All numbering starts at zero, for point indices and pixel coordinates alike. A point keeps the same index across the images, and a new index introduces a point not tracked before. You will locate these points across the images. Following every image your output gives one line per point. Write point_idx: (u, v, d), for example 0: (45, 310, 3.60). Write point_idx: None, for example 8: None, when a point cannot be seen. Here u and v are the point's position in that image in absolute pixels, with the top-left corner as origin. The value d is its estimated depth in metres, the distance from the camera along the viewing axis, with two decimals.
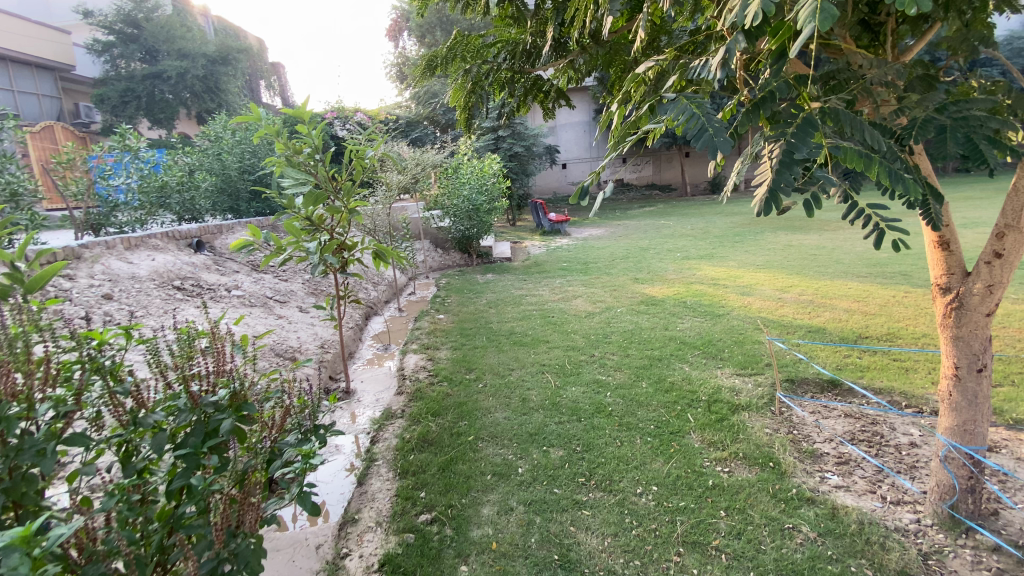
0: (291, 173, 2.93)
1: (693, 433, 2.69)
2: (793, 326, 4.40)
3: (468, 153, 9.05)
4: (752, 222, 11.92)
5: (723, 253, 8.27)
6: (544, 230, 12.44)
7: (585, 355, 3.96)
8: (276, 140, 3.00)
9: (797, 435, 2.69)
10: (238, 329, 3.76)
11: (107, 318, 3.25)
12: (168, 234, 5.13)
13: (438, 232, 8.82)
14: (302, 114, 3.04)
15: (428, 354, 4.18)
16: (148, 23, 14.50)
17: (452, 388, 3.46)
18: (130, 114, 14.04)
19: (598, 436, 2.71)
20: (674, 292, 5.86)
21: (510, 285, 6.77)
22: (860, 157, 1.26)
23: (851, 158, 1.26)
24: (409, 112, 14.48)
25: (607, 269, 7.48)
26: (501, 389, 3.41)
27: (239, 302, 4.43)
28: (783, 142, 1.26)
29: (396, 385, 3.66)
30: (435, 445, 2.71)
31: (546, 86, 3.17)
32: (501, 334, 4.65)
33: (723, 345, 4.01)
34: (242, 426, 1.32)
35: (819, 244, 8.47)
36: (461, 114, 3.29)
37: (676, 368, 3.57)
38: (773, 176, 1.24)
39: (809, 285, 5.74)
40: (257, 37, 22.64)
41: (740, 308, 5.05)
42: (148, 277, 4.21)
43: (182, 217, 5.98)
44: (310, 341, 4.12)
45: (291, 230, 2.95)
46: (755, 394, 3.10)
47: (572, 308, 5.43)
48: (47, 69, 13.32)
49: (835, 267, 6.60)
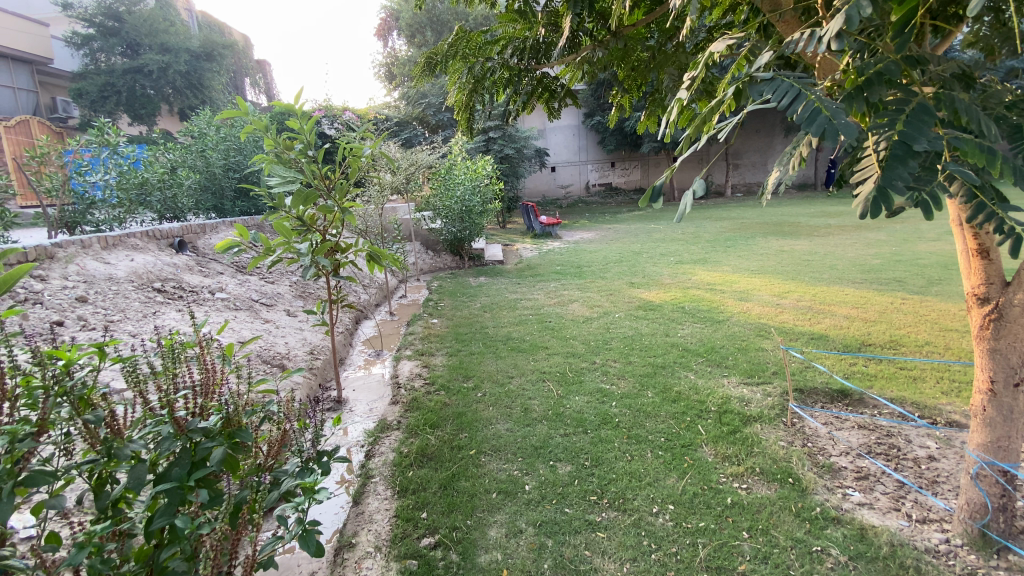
0: (280, 170, 2.74)
1: (706, 446, 2.58)
2: (796, 333, 4.33)
3: (461, 154, 8.91)
4: (741, 226, 11.98)
5: (717, 257, 8.24)
6: (535, 233, 12.33)
7: (586, 362, 3.83)
8: (265, 136, 2.82)
9: (813, 448, 2.59)
10: (223, 336, 3.56)
11: (82, 323, 3.03)
12: (148, 233, 4.89)
13: (429, 234, 8.66)
14: (291, 108, 2.85)
15: (423, 360, 4.02)
16: (130, 16, 14.11)
17: (450, 397, 3.31)
18: (110, 110, 13.65)
19: (607, 450, 2.58)
20: (672, 297, 5.77)
21: (504, 289, 6.63)
22: (983, 153, 1.22)
23: (976, 151, 1.20)
24: (398, 112, 14.29)
25: (601, 273, 7.38)
26: (502, 398, 3.27)
27: (224, 305, 4.23)
28: (896, 132, 1.18)
29: (390, 393, 3.49)
30: (435, 460, 2.55)
31: (551, 84, 3.05)
32: (497, 339, 4.50)
33: (726, 352, 3.92)
34: (236, 455, 1.15)
35: (810, 249, 8.50)
36: (461, 115, 3.16)
37: (682, 376, 3.46)
38: (882, 173, 1.17)
39: (806, 291, 5.71)
40: (243, 34, 22.29)
41: (740, 314, 4.98)
42: (126, 279, 3.99)
43: (164, 216, 5.73)
44: (299, 347, 3.94)
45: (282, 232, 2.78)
46: (765, 404, 3.00)
47: (569, 312, 5.30)
48: (22, 61, 12.87)
49: (830, 273, 6.59)
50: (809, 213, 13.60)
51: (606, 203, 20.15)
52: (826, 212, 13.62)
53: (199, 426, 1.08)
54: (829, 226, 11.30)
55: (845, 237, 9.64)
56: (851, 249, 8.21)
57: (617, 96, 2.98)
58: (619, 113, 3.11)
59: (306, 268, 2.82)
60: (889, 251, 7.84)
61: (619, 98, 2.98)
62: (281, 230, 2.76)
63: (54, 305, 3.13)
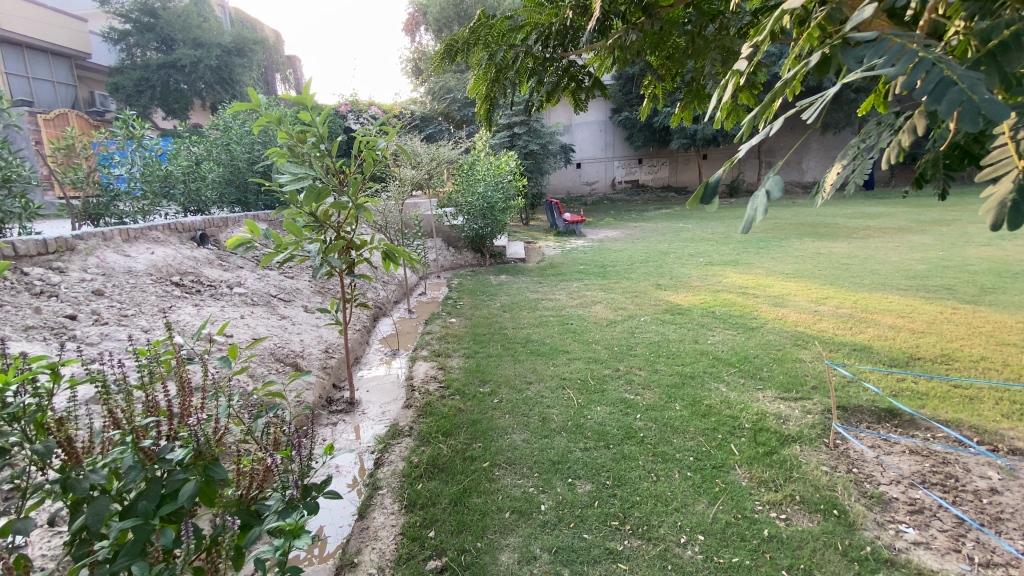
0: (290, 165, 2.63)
1: (739, 468, 2.38)
2: (835, 344, 4.05)
3: (484, 149, 8.76)
4: (774, 227, 11.51)
5: (748, 259, 7.90)
6: (559, 231, 12.12)
7: (609, 369, 3.65)
8: (278, 129, 2.72)
9: (859, 475, 2.36)
10: (237, 333, 3.50)
11: (94, 317, 2.99)
12: (170, 226, 4.89)
13: (451, 230, 8.55)
14: (304, 100, 2.73)
15: (439, 362, 3.89)
16: (165, 12, 14.38)
17: (465, 402, 3.17)
18: (145, 104, 13.99)
19: (630, 468, 2.40)
20: (701, 300, 5.52)
21: (525, 288, 6.47)
22: None
23: None
24: (423, 107, 14.24)
25: (626, 274, 7.15)
26: (519, 405, 3.11)
27: (241, 300, 4.18)
28: None
29: (404, 396, 3.37)
30: (446, 472, 2.41)
31: (579, 74, 2.87)
32: (516, 341, 4.34)
33: (760, 363, 3.68)
34: (213, 491, 1.02)
35: (849, 252, 8.07)
36: (482, 107, 3.02)
37: (712, 389, 3.24)
38: None
39: (846, 297, 5.38)
40: (274, 30, 22.64)
41: (774, 321, 4.71)
42: (145, 272, 3.96)
43: (187, 209, 5.75)
44: (315, 345, 3.85)
45: (293, 230, 2.67)
46: (804, 423, 2.78)
47: (592, 315, 5.11)
48: (62, 56, 13.26)
49: (872, 278, 6.22)
50: (846, 214, 13.02)
51: (632, 201, 19.76)
52: (864, 214, 13.01)
53: (169, 457, 0.96)
54: (868, 228, 10.76)
55: (886, 240, 9.15)
56: (894, 253, 7.76)
57: (649, 86, 2.79)
58: (651, 104, 2.92)
59: (317, 266, 2.70)
60: (935, 256, 7.38)
61: (652, 87, 2.79)
62: (291, 228, 2.65)
63: (69, 298, 3.10)
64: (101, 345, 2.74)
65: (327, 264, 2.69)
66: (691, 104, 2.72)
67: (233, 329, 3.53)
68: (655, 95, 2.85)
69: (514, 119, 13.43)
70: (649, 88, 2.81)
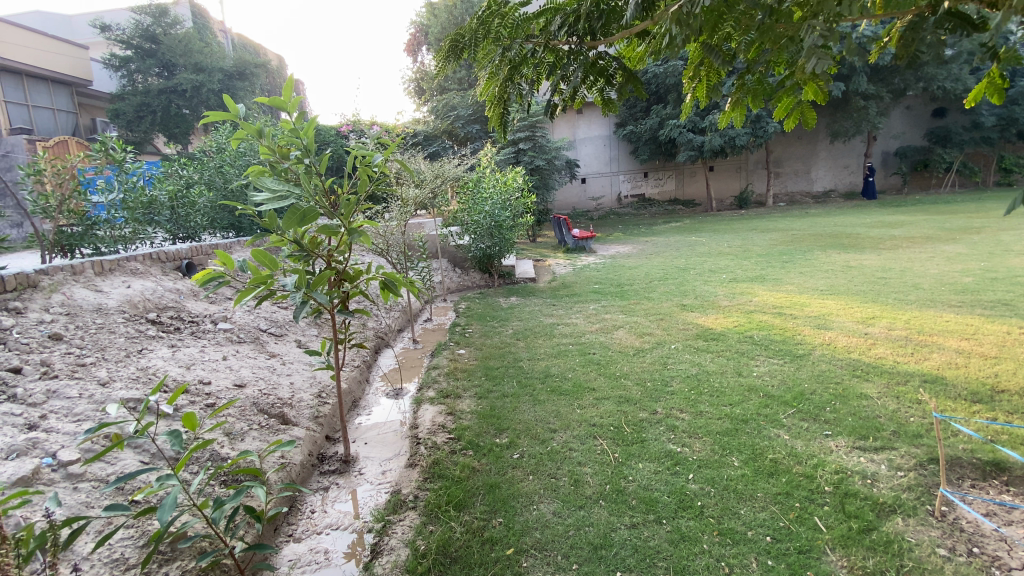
0: (266, 183, 2.14)
1: (832, 553, 1.90)
2: (901, 375, 3.55)
3: (490, 166, 8.40)
4: (793, 239, 11.04)
5: (775, 274, 7.42)
6: (568, 247, 11.65)
7: (644, 412, 3.14)
8: (260, 143, 2.30)
9: (984, 560, 1.88)
10: (216, 380, 3.05)
11: (44, 369, 2.54)
12: (151, 256, 4.48)
13: (457, 250, 8.13)
14: (285, 105, 2.26)
15: (448, 405, 3.39)
16: (166, 37, 14.27)
17: (480, 459, 2.67)
18: (145, 129, 13.85)
19: (692, 556, 1.92)
20: (734, 323, 5.02)
21: (538, 311, 6.00)
22: None
23: None
24: (426, 126, 14.02)
25: (646, 293, 6.68)
26: (546, 462, 2.62)
27: (226, 337, 3.74)
28: None
29: (407, 451, 2.88)
30: (462, 564, 1.93)
31: (609, 68, 2.44)
32: (535, 376, 3.86)
33: (821, 402, 3.16)
34: None
35: (882, 265, 7.57)
36: (493, 110, 2.63)
37: (773, 437, 2.74)
38: None
39: (896, 317, 4.87)
40: (276, 55, 22.77)
41: (823, 347, 4.18)
42: (118, 308, 3.52)
43: (174, 235, 5.33)
44: (307, 389, 3.36)
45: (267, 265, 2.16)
46: (898, 485, 2.31)
47: (616, 342, 4.63)
48: (63, 83, 13.13)
49: (916, 294, 5.72)
50: (865, 224, 12.57)
51: (640, 215, 19.36)
52: (884, 223, 12.57)
53: None
54: (893, 238, 10.26)
55: (918, 250, 8.64)
56: (932, 265, 7.26)
57: (696, 75, 2.57)
58: (693, 99, 2.74)
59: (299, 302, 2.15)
60: (978, 267, 6.88)
61: (704, 74, 2.54)
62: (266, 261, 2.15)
63: (18, 345, 2.65)
64: (47, 404, 2.31)
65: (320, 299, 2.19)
66: (755, 94, 2.46)
67: (209, 376, 3.06)
68: (705, 88, 2.59)
69: (518, 135, 13.18)
70: (695, 78, 2.60)
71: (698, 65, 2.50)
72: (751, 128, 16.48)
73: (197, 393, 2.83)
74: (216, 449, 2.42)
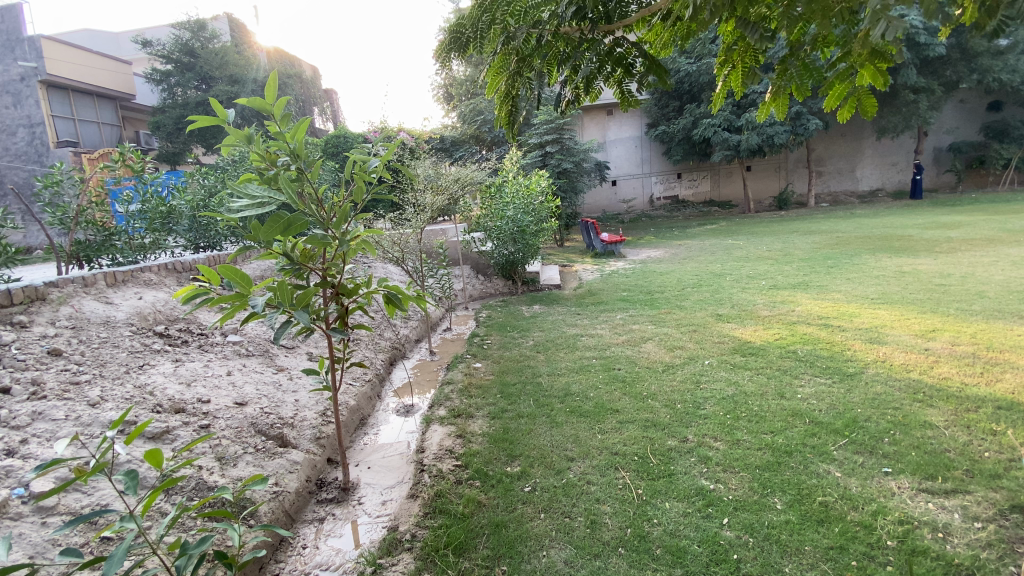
0: (249, 189, 1.97)
1: None
2: (971, 399, 3.11)
3: (514, 169, 8.19)
4: (838, 242, 10.39)
5: (820, 281, 6.90)
6: (596, 252, 11.30)
7: (672, 440, 2.84)
8: (248, 150, 2.14)
9: None
10: (216, 397, 2.91)
11: (33, 390, 2.45)
12: (166, 266, 4.44)
13: (480, 257, 7.93)
14: (268, 107, 2.08)
15: (459, 424, 3.16)
16: (203, 51, 14.70)
17: (487, 493, 2.42)
18: (184, 140, 14.28)
19: None
20: (774, 336, 4.61)
21: (562, 320, 5.72)
22: None
23: None
24: (453, 131, 13.96)
25: (677, 301, 6.30)
26: (559, 497, 2.36)
27: (234, 350, 3.61)
28: None
29: (411, 478, 2.66)
30: None
31: (628, 55, 2.20)
32: (553, 395, 3.59)
33: (878, 431, 2.78)
34: None
35: (940, 270, 6.94)
36: (501, 109, 2.39)
37: (822, 475, 2.40)
38: None
39: (960, 330, 4.36)
40: (311, 66, 23.33)
41: (877, 365, 3.75)
42: (126, 321, 3.46)
43: (195, 245, 5.25)
44: (311, 406, 3.18)
45: (243, 283, 1.93)
46: (977, 541, 1.93)
47: (644, 356, 4.30)
48: (108, 98, 13.69)
49: (982, 303, 5.16)
50: (916, 226, 11.75)
51: (672, 217, 18.81)
52: (938, 224, 11.71)
53: None
54: (950, 240, 9.49)
55: (979, 253, 7.91)
56: (997, 270, 6.62)
57: (730, 59, 2.29)
58: (727, 88, 2.45)
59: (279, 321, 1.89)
60: None
61: (739, 60, 2.25)
62: (236, 276, 1.90)
63: (13, 363, 2.59)
64: (31, 428, 2.21)
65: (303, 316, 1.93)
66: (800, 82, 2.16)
67: (207, 392, 2.93)
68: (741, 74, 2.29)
69: (545, 138, 12.95)
70: (729, 64, 2.31)
71: (732, 45, 2.21)
72: (790, 125, 15.73)
73: (193, 412, 2.69)
74: (203, 475, 2.25)
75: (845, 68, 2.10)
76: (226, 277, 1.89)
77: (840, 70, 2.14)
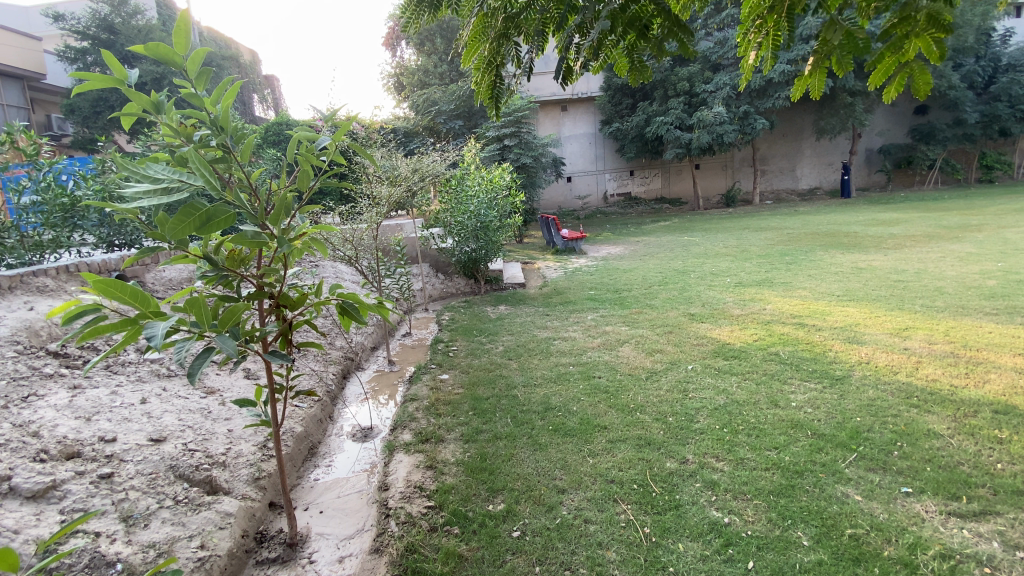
0: (150, 171, 1.45)
1: None
2: (963, 402, 3.00)
3: (474, 162, 7.75)
4: (791, 238, 10.62)
5: (783, 277, 6.91)
6: (556, 248, 11.01)
7: (671, 461, 2.54)
8: (157, 122, 1.64)
9: None
10: (124, 434, 2.35)
11: None
12: (67, 269, 3.72)
13: (439, 254, 7.47)
14: (177, 60, 1.56)
15: (428, 451, 2.74)
16: (126, 27, 13.23)
17: (469, 542, 2.03)
18: (105, 125, 12.80)
19: None
20: (753, 337, 4.44)
21: (530, 322, 5.37)
22: None
23: None
24: (406, 122, 13.29)
25: (646, 300, 6.11)
26: (557, 542, 2.01)
27: (150, 371, 3.01)
28: None
29: (374, 526, 2.22)
30: None
31: (643, 14, 2.01)
32: (531, 408, 3.23)
33: (885, 443, 2.59)
34: None
35: (894, 266, 7.13)
36: (483, 81, 2.20)
37: (842, 500, 2.16)
38: None
39: (932, 328, 4.35)
40: (251, 50, 21.79)
41: (863, 367, 3.61)
42: (10, 338, 2.81)
43: (108, 243, 4.42)
44: (248, 439, 2.65)
45: (143, 303, 1.43)
46: None
47: (624, 361, 4.01)
48: (13, 77, 12.12)
49: (944, 299, 5.24)
50: (858, 222, 12.25)
51: (627, 213, 18.96)
52: (878, 221, 12.23)
53: None
54: (893, 237, 9.89)
55: (924, 250, 8.21)
56: (946, 266, 6.84)
57: (762, 26, 2.14)
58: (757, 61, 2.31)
59: (188, 353, 1.38)
60: (995, 269, 6.47)
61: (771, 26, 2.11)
62: (127, 293, 1.39)
63: None
64: None
65: (224, 347, 1.43)
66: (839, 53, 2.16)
67: (111, 428, 2.36)
68: (773, 43, 2.16)
69: (503, 131, 12.57)
70: (761, 31, 2.15)
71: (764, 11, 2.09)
72: (739, 124, 16.13)
73: (91, 458, 2.14)
74: (102, 546, 1.72)
75: (897, 38, 2.12)
76: (114, 296, 1.38)
77: (891, 42, 2.15)
